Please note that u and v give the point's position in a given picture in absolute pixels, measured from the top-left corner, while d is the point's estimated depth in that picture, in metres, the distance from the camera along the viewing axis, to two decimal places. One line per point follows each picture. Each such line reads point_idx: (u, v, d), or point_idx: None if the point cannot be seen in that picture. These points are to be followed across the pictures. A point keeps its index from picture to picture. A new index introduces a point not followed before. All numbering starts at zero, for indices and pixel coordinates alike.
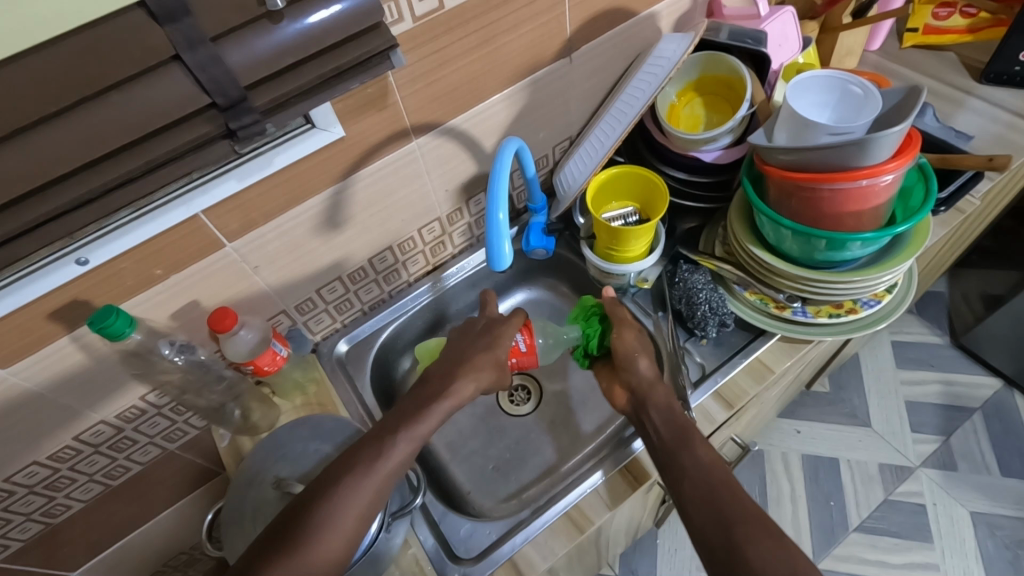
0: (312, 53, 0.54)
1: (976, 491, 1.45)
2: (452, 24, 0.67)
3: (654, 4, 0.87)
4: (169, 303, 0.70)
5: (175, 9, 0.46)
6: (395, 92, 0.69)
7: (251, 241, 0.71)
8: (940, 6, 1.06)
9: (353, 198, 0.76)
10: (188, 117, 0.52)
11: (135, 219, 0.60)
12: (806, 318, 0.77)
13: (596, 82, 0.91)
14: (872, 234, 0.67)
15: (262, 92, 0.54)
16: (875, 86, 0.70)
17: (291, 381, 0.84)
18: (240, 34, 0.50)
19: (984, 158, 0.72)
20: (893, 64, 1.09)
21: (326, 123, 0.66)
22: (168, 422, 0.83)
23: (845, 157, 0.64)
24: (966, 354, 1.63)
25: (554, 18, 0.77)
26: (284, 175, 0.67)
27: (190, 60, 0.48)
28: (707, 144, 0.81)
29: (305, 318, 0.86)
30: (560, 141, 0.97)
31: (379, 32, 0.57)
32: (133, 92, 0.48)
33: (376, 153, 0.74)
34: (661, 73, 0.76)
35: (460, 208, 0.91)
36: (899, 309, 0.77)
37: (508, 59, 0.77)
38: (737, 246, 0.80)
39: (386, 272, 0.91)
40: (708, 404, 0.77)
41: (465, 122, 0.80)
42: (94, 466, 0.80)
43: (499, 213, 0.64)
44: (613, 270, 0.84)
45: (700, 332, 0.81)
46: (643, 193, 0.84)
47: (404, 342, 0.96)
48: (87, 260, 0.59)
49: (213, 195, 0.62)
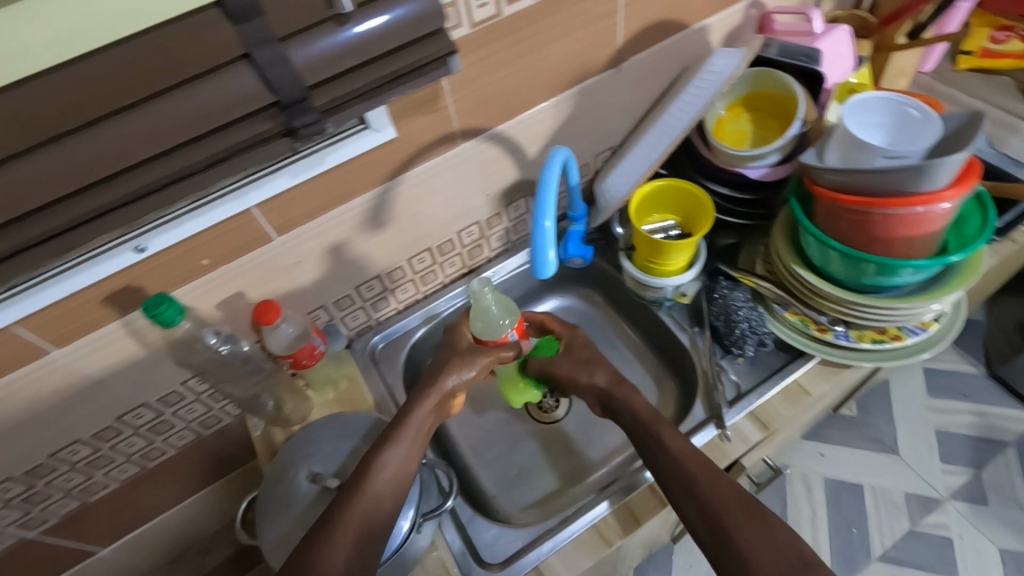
0: (374, 56, 0.55)
1: (1006, 527, 1.41)
2: (508, 30, 0.68)
3: (706, 18, 0.86)
4: (216, 293, 0.71)
5: (248, 8, 0.47)
6: (446, 95, 0.69)
7: (297, 236, 0.72)
8: (998, 31, 1.04)
9: (398, 199, 0.77)
10: (249, 115, 0.52)
11: (192, 210, 0.61)
12: (848, 343, 0.76)
13: (644, 93, 0.90)
14: (925, 261, 0.66)
15: (323, 92, 0.54)
16: (934, 110, 0.68)
17: (324, 375, 0.84)
18: (308, 36, 0.51)
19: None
20: (944, 86, 1.07)
21: (379, 124, 0.66)
22: (205, 408, 0.85)
23: (902, 182, 0.63)
24: (1001, 385, 1.59)
25: (606, 28, 0.76)
26: (335, 173, 0.68)
27: (258, 58, 0.49)
28: (754, 160, 0.80)
29: (343, 313, 0.87)
30: (603, 150, 0.96)
31: (439, 37, 0.57)
32: (199, 89, 0.49)
33: (424, 154, 0.74)
34: (713, 88, 0.75)
35: (499, 212, 0.91)
36: (946, 339, 0.76)
37: (559, 67, 0.77)
38: (780, 265, 0.79)
39: (423, 272, 0.91)
40: (742, 424, 0.76)
41: (511, 128, 0.80)
42: (133, 447, 0.82)
43: (546, 221, 0.64)
44: (651, 282, 0.84)
45: (736, 351, 0.80)
46: (686, 207, 0.83)
47: (435, 343, 0.97)
48: (145, 248, 0.60)
49: (266, 190, 0.63)
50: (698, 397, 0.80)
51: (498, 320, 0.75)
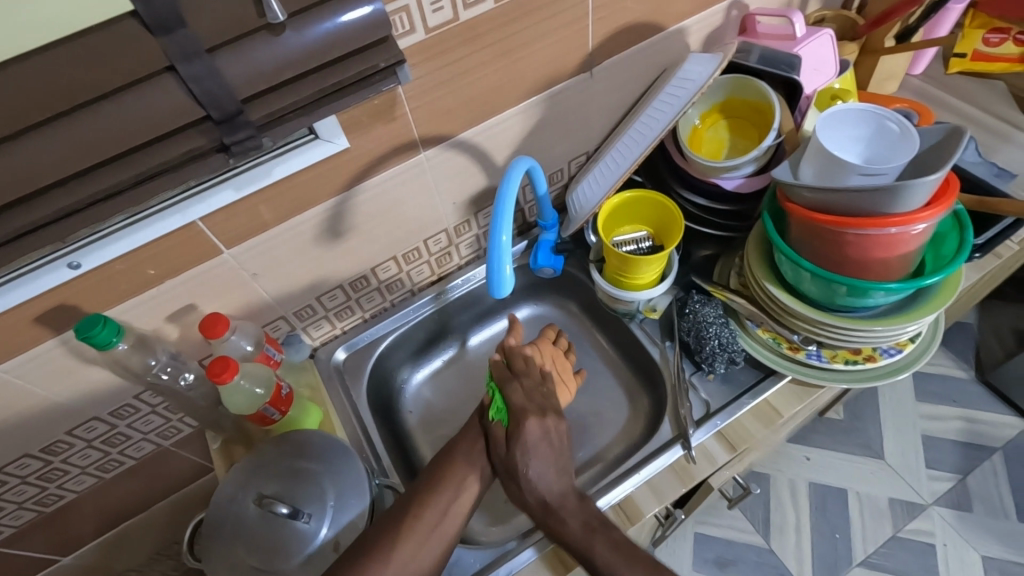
0: (314, 68, 0.52)
1: (990, 536, 1.42)
2: (468, 36, 0.64)
3: (684, 19, 0.82)
4: (164, 307, 0.69)
5: (169, 19, 0.44)
6: (404, 104, 0.66)
7: (249, 248, 0.69)
8: (993, 32, 0.97)
9: (356, 209, 0.74)
10: (182, 128, 0.50)
11: (132, 224, 0.59)
12: (821, 362, 0.73)
13: (620, 97, 0.86)
14: (897, 285, 0.64)
15: (260, 105, 0.51)
16: (913, 123, 0.65)
17: (240, 398, 0.70)
18: (239, 46, 0.48)
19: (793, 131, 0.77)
20: (936, 91, 1.05)
21: (330, 134, 0.63)
22: (162, 420, 0.82)
23: (878, 203, 0.60)
24: (992, 391, 1.59)
25: (577, 32, 0.73)
26: (287, 185, 0.65)
27: (184, 71, 0.46)
28: (728, 171, 0.77)
29: (305, 323, 0.85)
30: (577, 155, 0.92)
31: (385, 46, 0.54)
32: (126, 102, 0.46)
33: (381, 164, 0.71)
34: (686, 96, 0.72)
35: (468, 220, 0.89)
36: (922, 359, 0.73)
37: (524, 74, 0.73)
38: (752, 281, 0.76)
39: (389, 281, 0.89)
40: (709, 445, 0.74)
41: (477, 135, 0.77)
42: (87, 459, 0.80)
43: (502, 235, 0.62)
44: (621, 296, 0.81)
45: (707, 367, 0.77)
46: (657, 218, 0.81)
47: (404, 353, 0.95)
48: (80, 264, 0.58)
49: (209, 204, 0.61)
50: (666, 416, 0.78)
51: (250, 391, 0.71)
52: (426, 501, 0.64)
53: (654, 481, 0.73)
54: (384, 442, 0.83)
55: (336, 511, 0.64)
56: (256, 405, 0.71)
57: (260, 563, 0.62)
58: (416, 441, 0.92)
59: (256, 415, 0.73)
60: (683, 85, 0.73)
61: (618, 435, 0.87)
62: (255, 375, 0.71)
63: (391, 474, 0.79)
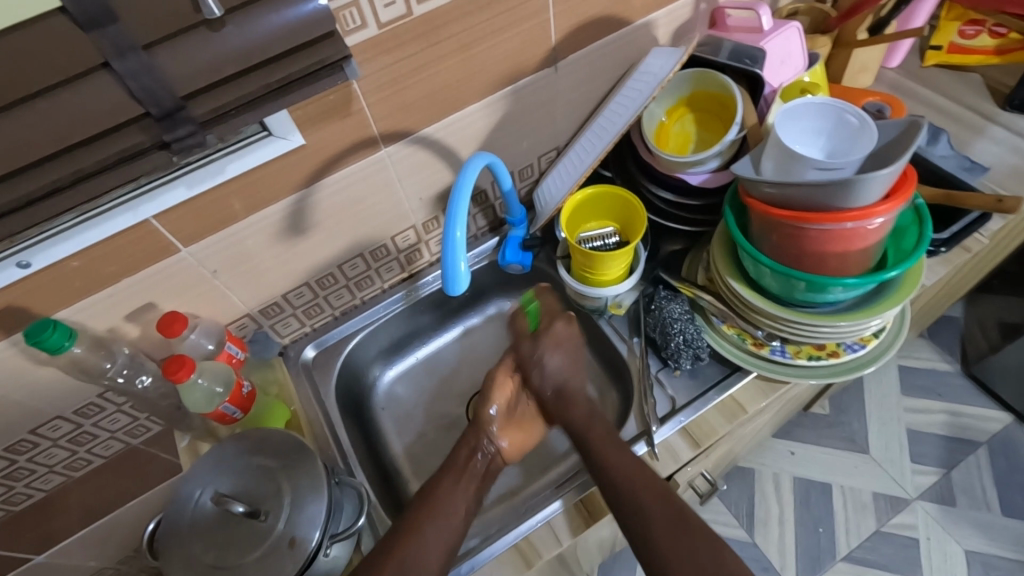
0: (256, 64, 0.51)
1: (972, 529, 1.42)
2: (422, 30, 0.64)
3: (650, 13, 0.81)
4: (123, 305, 0.69)
5: (99, 15, 0.43)
6: (360, 99, 0.66)
7: (207, 246, 0.69)
8: (968, 24, 0.98)
9: (318, 206, 0.74)
10: (123, 126, 0.49)
11: (82, 222, 0.59)
12: (785, 358, 0.73)
13: (587, 91, 0.86)
14: (856, 280, 0.63)
15: (202, 102, 0.51)
16: (871, 117, 0.64)
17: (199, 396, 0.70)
18: (176, 42, 0.48)
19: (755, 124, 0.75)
20: (913, 84, 1.04)
21: (284, 131, 0.63)
22: (129, 418, 0.82)
23: (837, 197, 0.60)
24: (976, 384, 1.58)
25: (537, 25, 0.72)
26: (243, 182, 0.65)
27: (119, 68, 0.46)
28: (693, 166, 0.77)
29: (272, 322, 0.85)
30: (547, 151, 0.91)
31: (332, 41, 0.54)
32: (59, 100, 0.46)
33: (341, 161, 0.71)
34: (647, 91, 0.71)
35: (436, 216, 0.88)
36: (887, 354, 0.72)
37: (485, 69, 0.73)
38: (717, 277, 0.76)
39: (358, 278, 0.89)
40: (674, 441, 0.74)
41: (440, 131, 0.76)
42: (54, 458, 0.80)
43: (456, 231, 0.62)
44: (589, 293, 0.81)
45: (673, 363, 0.77)
46: (622, 213, 0.81)
47: (375, 349, 0.94)
48: (30, 263, 0.58)
49: (160, 202, 0.60)
50: (633, 412, 0.78)
51: (210, 390, 0.71)
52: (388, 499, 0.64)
53: (618, 478, 0.73)
54: (352, 440, 0.83)
55: (292, 508, 0.63)
56: (216, 404, 0.71)
57: (218, 560, 0.62)
58: (387, 437, 0.92)
59: (215, 414, 0.72)
60: (644, 80, 0.73)
61: None
62: (213, 373, 0.71)
63: (355, 471, 0.79)
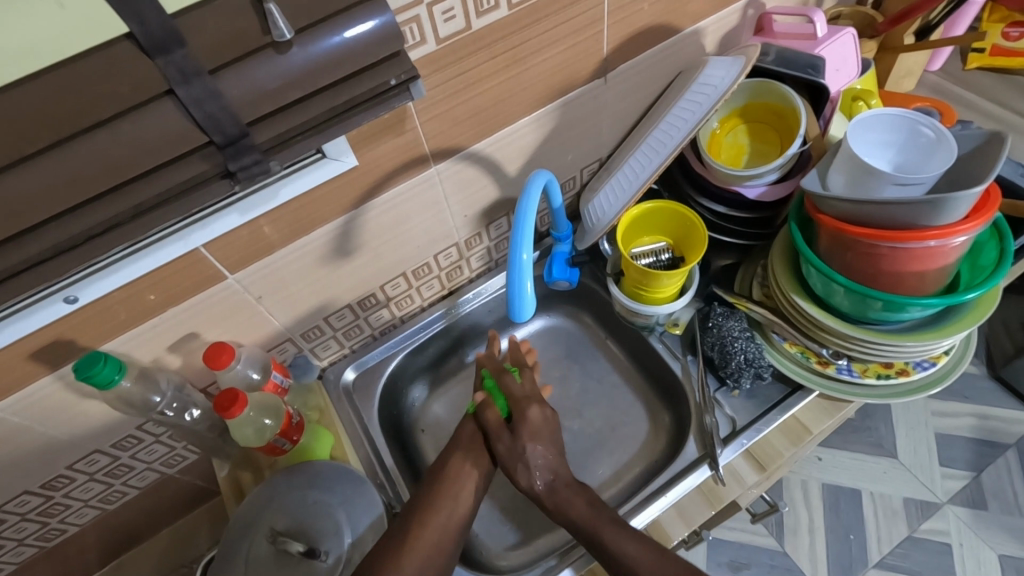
0: (320, 87, 0.49)
1: (1006, 534, 1.36)
2: (479, 45, 0.61)
3: (700, 20, 0.78)
4: (166, 335, 0.66)
5: (166, 40, 0.40)
6: (414, 117, 0.63)
7: (254, 272, 0.66)
8: (1012, 25, 0.94)
9: (364, 228, 0.71)
10: (181, 156, 0.47)
11: (131, 254, 0.56)
12: (852, 377, 0.71)
13: (634, 102, 0.83)
14: (936, 300, 0.61)
15: (265, 128, 0.48)
16: (948, 129, 0.62)
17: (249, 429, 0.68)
18: (243, 66, 0.45)
19: (816, 133, 0.74)
20: (953, 86, 1.02)
21: (338, 153, 0.60)
22: (166, 448, 0.78)
23: (914, 216, 0.57)
24: (1004, 386, 1.52)
25: (592, 36, 0.69)
26: (293, 205, 0.62)
27: (184, 95, 0.43)
28: (752, 179, 0.74)
29: (312, 345, 0.82)
30: (590, 163, 0.89)
31: (396, 61, 0.52)
32: (121, 130, 0.43)
33: (391, 180, 0.68)
34: (708, 103, 0.69)
35: (479, 233, 0.85)
36: (956, 372, 0.70)
37: (537, 82, 0.70)
38: (778, 293, 0.73)
39: (398, 297, 0.86)
40: (737, 464, 0.72)
41: (488, 146, 0.73)
42: (89, 492, 0.77)
43: (523, 253, 0.60)
44: (641, 310, 0.78)
45: (732, 383, 0.75)
46: (677, 229, 0.79)
47: (415, 369, 0.92)
48: (77, 298, 0.55)
49: (211, 230, 0.57)
50: (692, 434, 0.75)
51: (259, 422, 0.69)
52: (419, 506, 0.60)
53: (680, 504, 0.71)
54: (398, 465, 0.80)
55: None
56: (265, 438, 0.69)
57: None
58: (429, 460, 0.89)
59: (266, 447, 0.71)
60: (704, 91, 0.71)
61: (639, 450, 0.84)
62: (261, 405, 0.69)
63: (409, 506, 0.76)
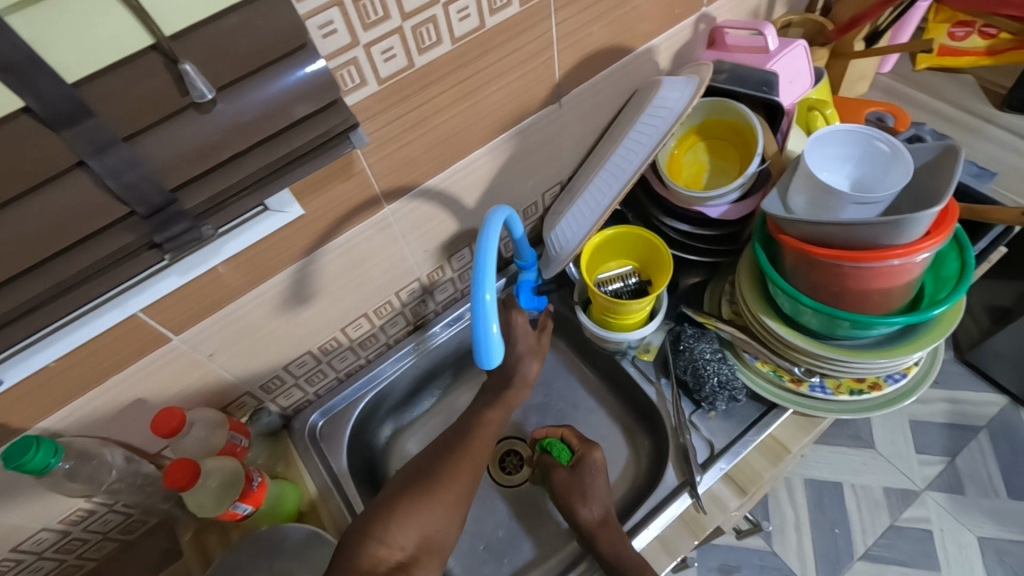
0: (253, 143, 0.46)
1: (984, 516, 1.38)
2: (424, 82, 0.58)
3: (652, 39, 0.76)
4: (110, 405, 0.62)
5: (71, 111, 0.37)
6: (361, 160, 0.60)
7: (201, 330, 0.62)
8: (957, 26, 0.96)
9: (318, 274, 0.68)
10: (104, 227, 0.43)
11: (60, 328, 0.52)
12: (826, 394, 0.70)
13: (591, 124, 0.81)
14: (903, 318, 0.60)
15: (196, 191, 0.45)
16: (903, 144, 0.62)
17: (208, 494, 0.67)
18: (162, 129, 0.41)
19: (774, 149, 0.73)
20: (906, 87, 1.03)
21: (281, 205, 0.57)
22: (123, 516, 0.74)
23: (875, 235, 0.56)
24: (972, 369, 1.55)
25: (543, 63, 0.67)
26: (238, 259, 0.58)
27: (98, 166, 0.39)
28: (713, 200, 0.73)
29: (273, 395, 0.78)
30: (551, 186, 0.87)
31: (335, 109, 0.49)
32: (29, 209, 0.39)
33: (343, 224, 0.65)
34: (664, 126, 0.68)
35: (442, 265, 0.83)
36: (928, 381, 0.70)
37: (488, 113, 0.68)
38: (747, 313, 0.72)
39: (363, 338, 0.83)
40: (717, 489, 0.71)
41: (443, 181, 0.71)
42: (40, 571, 0.72)
43: (485, 295, 0.57)
44: (611, 338, 0.76)
45: (707, 405, 0.74)
46: (642, 254, 0.78)
47: (385, 409, 0.89)
48: (1, 380, 0.50)
49: (148, 295, 0.53)
50: (671, 460, 0.73)
51: (218, 488, 0.67)
52: (405, 520, 0.58)
53: (663, 534, 0.70)
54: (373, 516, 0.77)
55: None
56: (224, 505, 0.67)
57: None
58: None
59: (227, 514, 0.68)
60: (659, 114, 0.69)
61: (619, 477, 0.82)
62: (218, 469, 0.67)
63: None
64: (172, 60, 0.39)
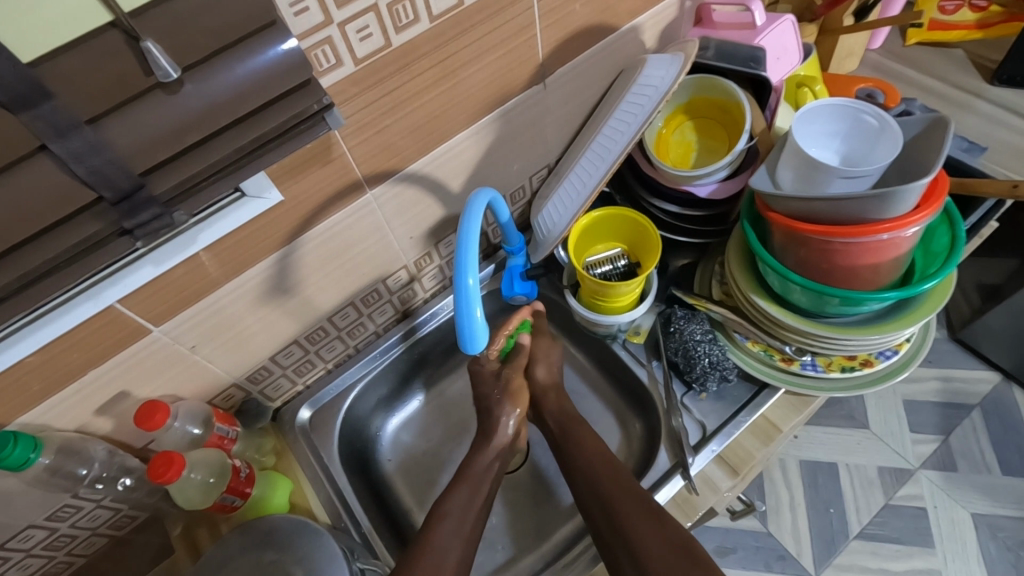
0: (223, 126, 0.45)
1: (976, 492, 1.39)
2: (402, 62, 0.57)
3: (636, 17, 0.75)
4: (91, 399, 0.61)
5: (29, 93, 0.35)
6: (341, 143, 0.59)
7: (183, 321, 0.61)
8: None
9: (301, 263, 0.67)
10: (70, 215, 0.42)
11: (34, 321, 0.50)
12: (817, 372, 0.70)
13: (577, 105, 0.80)
14: (894, 293, 0.60)
15: (165, 176, 0.44)
16: (891, 115, 0.61)
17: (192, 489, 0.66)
18: (126, 112, 0.40)
19: (763, 126, 0.72)
20: (897, 64, 1.01)
21: (259, 190, 0.56)
22: (111, 511, 0.73)
23: (864, 209, 0.56)
24: (964, 348, 1.55)
25: (525, 42, 0.66)
26: (218, 247, 0.57)
27: (61, 150, 0.38)
28: (701, 179, 0.72)
29: (261, 387, 0.78)
30: (538, 170, 0.86)
31: (309, 89, 0.48)
32: None
33: (325, 211, 0.64)
34: (650, 104, 0.67)
35: (429, 252, 0.82)
36: (919, 358, 0.70)
37: (470, 94, 0.66)
38: (737, 293, 0.72)
39: (350, 327, 0.82)
40: (710, 471, 0.70)
41: (426, 165, 0.69)
42: (29, 569, 0.71)
43: (469, 278, 0.56)
44: (601, 321, 0.75)
45: (699, 386, 0.73)
46: (631, 236, 0.77)
47: (375, 399, 0.88)
48: None
49: (124, 285, 0.52)
50: (663, 443, 0.73)
51: (202, 482, 0.66)
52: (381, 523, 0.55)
53: None
54: (365, 507, 0.76)
55: None
56: (211, 499, 0.67)
57: None
58: (398, 491, 0.85)
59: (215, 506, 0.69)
60: (644, 93, 0.68)
61: None
62: (201, 464, 0.66)
63: (379, 553, 0.72)
64: (134, 37, 0.38)
